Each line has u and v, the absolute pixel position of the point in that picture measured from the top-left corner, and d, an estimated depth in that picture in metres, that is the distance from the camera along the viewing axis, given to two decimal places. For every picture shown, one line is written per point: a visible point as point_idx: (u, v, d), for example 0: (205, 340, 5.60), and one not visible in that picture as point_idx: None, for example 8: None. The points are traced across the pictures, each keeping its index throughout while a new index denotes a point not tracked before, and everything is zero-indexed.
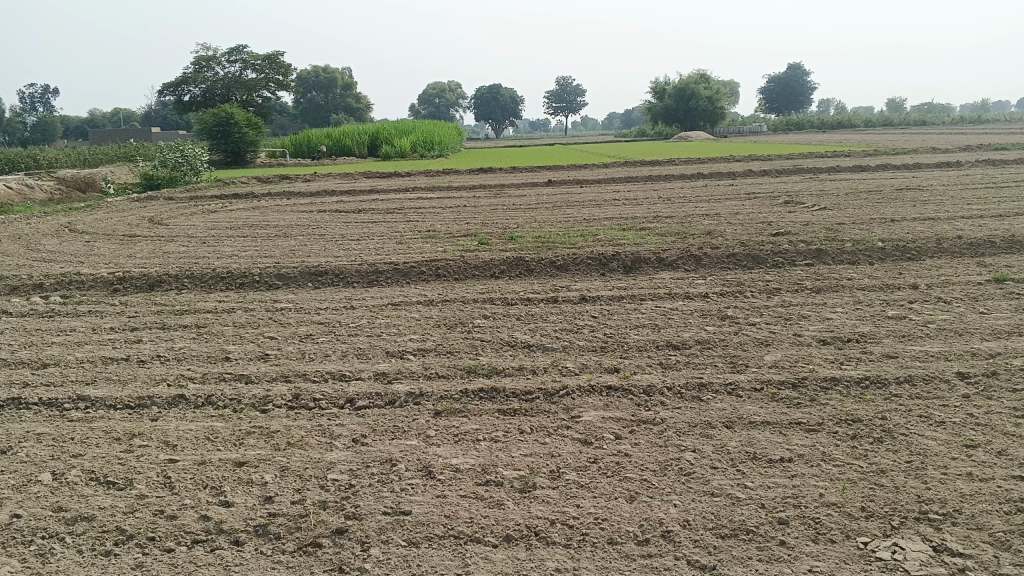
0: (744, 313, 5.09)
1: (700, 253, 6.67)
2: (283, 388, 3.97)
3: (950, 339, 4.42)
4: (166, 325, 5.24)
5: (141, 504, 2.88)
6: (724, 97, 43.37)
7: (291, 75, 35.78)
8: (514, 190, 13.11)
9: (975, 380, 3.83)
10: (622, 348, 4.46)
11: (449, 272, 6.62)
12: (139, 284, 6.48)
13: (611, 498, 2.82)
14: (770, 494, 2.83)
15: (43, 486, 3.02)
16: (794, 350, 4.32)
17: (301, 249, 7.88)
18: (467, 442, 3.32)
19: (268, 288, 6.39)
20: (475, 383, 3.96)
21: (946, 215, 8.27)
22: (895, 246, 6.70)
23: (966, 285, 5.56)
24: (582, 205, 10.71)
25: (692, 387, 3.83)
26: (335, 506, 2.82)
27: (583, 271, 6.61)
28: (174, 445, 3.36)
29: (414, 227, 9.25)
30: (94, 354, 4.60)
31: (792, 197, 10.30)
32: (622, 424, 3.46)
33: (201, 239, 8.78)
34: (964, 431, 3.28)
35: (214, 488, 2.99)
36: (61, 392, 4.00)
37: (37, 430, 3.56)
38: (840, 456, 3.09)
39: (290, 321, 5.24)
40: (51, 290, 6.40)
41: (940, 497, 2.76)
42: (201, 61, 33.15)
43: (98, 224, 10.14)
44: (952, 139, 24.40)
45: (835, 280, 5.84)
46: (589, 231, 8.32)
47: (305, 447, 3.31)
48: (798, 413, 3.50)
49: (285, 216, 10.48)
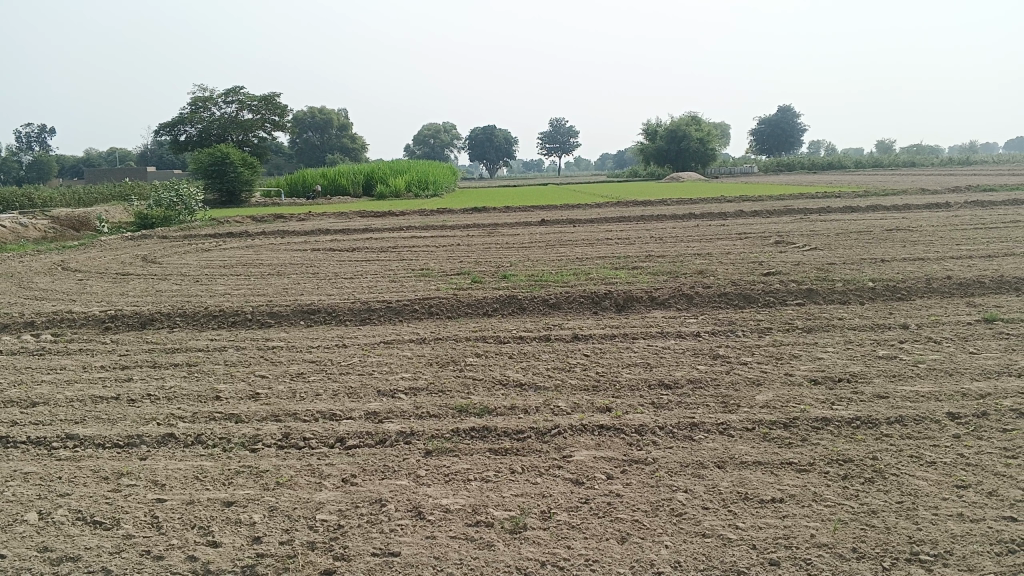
0: (735, 352, 5.11)
1: (691, 293, 6.72)
2: (273, 427, 3.95)
3: (940, 379, 4.44)
4: (157, 363, 5.23)
5: (128, 544, 2.85)
6: (716, 139, 43.91)
7: (287, 116, 36.12)
8: (507, 229, 13.20)
9: (965, 420, 3.84)
10: (614, 387, 4.45)
11: (442, 310, 6.64)
12: (131, 322, 6.47)
13: (602, 539, 2.81)
14: (762, 534, 2.81)
15: (29, 526, 2.98)
16: (786, 390, 4.32)
17: (294, 287, 7.91)
18: (458, 482, 3.31)
19: (261, 326, 6.39)
20: (466, 422, 3.95)
21: (935, 256, 8.35)
22: (885, 286, 6.76)
23: (956, 325, 5.60)
24: (575, 244, 10.77)
25: (684, 427, 3.83)
26: (323, 547, 2.79)
27: (575, 309, 6.64)
28: (163, 485, 3.34)
29: (408, 265, 9.29)
30: (83, 393, 4.57)
31: (783, 237, 10.39)
32: (614, 463, 3.45)
33: (194, 277, 8.80)
34: (955, 471, 3.28)
35: (201, 528, 2.96)
36: (49, 430, 3.98)
37: (24, 469, 3.53)
38: (832, 497, 3.09)
39: (282, 360, 5.24)
40: (43, 328, 6.39)
41: (931, 538, 2.76)
42: (197, 102, 33.52)
43: (91, 262, 10.15)
44: (940, 180, 24.62)
45: (826, 319, 5.88)
46: (582, 270, 8.37)
47: (294, 487, 3.29)
48: (789, 453, 3.50)
49: (279, 255, 10.52)
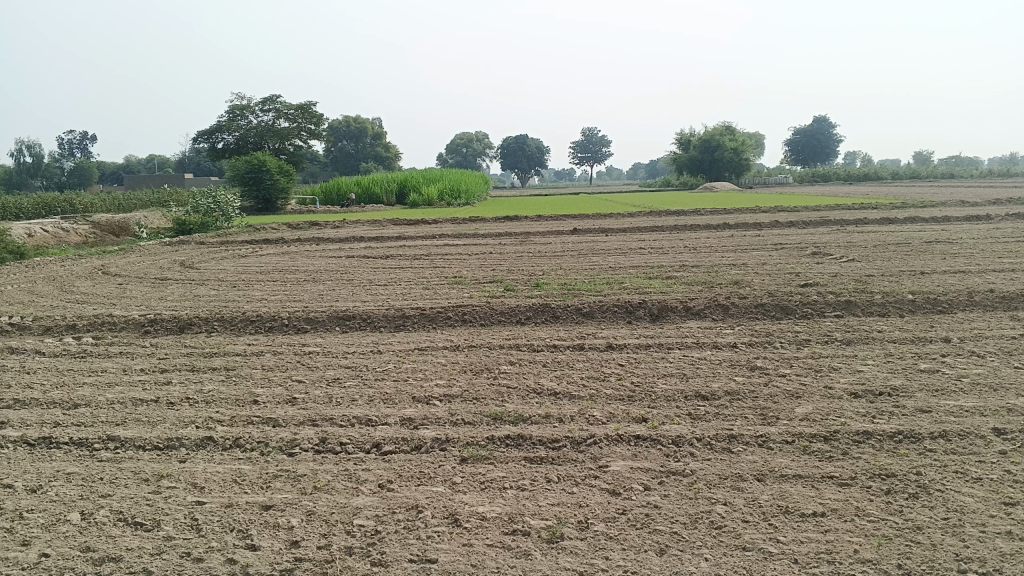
0: (773, 364, 5.04)
1: (727, 303, 6.65)
2: (310, 432, 3.97)
3: (984, 394, 4.33)
4: (195, 366, 5.30)
5: (168, 545, 2.87)
6: (750, 149, 43.68)
7: (322, 124, 36.52)
8: (540, 237, 13.19)
9: (1011, 437, 3.75)
10: (650, 398, 4.41)
11: (475, 317, 6.65)
12: (169, 326, 6.56)
13: (641, 551, 2.78)
14: (803, 548, 2.77)
15: (72, 526, 3.03)
16: (826, 403, 4.26)
17: (329, 293, 7.97)
18: (494, 490, 3.30)
19: (296, 331, 6.45)
20: (501, 429, 3.95)
21: (977, 269, 8.18)
22: (926, 299, 6.64)
23: (1000, 339, 5.49)
24: (607, 253, 10.71)
25: (722, 439, 3.78)
26: (361, 553, 2.80)
27: (609, 318, 6.61)
28: (202, 487, 3.37)
29: (441, 273, 9.31)
30: (124, 396, 4.64)
31: (820, 248, 10.25)
32: (651, 475, 3.42)
33: (231, 283, 8.90)
34: (1002, 488, 3.21)
35: (240, 531, 2.98)
36: (91, 432, 4.04)
37: (67, 470, 3.59)
38: (875, 512, 3.03)
39: (318, 365, 5.27)
40: (83, 331, 6.51)
41: (979, 556, 2.69)
42: (235, 110, 34.08)
43: (130, 267, 10.32)
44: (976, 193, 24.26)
45: (865, 332, 5.79)
46: (615, 279, 8.32)
47: (331, 492, 3.31)
48: (830, 467, 3.45)
49: (314, 262, 10.61)
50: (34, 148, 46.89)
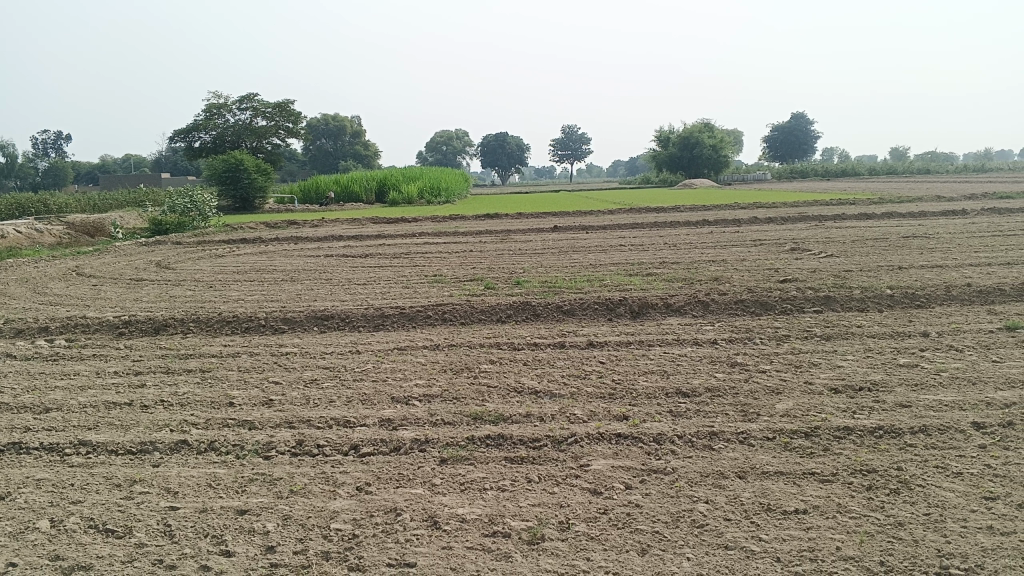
0: (753, 360, 5.03)
1: (708, 300, 6.64)
2: (287, 434, 3.91)
3: (964, 388, 4.34)
4: (170, 368, 5.22)
5: (140, 553, 2.80)
6: (729, 146, 43.89)
7: (301, 123, 36.27)
8: (519, 235, 13.16)
9: (991, 431, 3.75)
10: (631, 395, 4.38)
11: (456, 316, 6.60)
12: (144, 328, 6.46)
13: (622, 551, 2.74)
14: (786, 546, 2.75)
15: (41, 534, 2.95)
16: (806, 398, 4.25)
17: (308, 293, 7.90)
18: (474, 491, 3.26)
19: (274, 332, 6.37)
20: (481, 429, 3.90)
21: (954, 263, 8.23)
22: (904, 293, 6.66)
23: (978, 333, 5.51)
24: (587, 251, 10.68)
25: (703, 436, 3.76)
26: (338, 557, 2.74)
27: (590, 315, 6.58)
28: (176, 492, 3.30)
29: (421, 272, 9.24)
30: (97, 399, 4.55)
31: (798, 244, 10.27)
32: (633, 473, 3.39)
33: (208, 283, 8.79)
34: (982, 483, 3.21)
35: (214, 537, 2.92)
36: (63, 436, 3.96)
37: (37, 476, 3.50)
38: (856, 508, 3.02)
39: (296, 366, 5.20)
40: (56, 334, 6.40)
41: (961, 552, 2.68)
42: (212, 109, 33.78)
43: (105, 267, 10.18)
44: (950, 188, 24.54)
45: (844, 327, 5.79)
46: (596, 276, 8.31)
47: (308, 495, 3.25)
48: (811, 463, 3.43)
49: (293, 261, 10.51)
50: (8, 148, 46.28)
